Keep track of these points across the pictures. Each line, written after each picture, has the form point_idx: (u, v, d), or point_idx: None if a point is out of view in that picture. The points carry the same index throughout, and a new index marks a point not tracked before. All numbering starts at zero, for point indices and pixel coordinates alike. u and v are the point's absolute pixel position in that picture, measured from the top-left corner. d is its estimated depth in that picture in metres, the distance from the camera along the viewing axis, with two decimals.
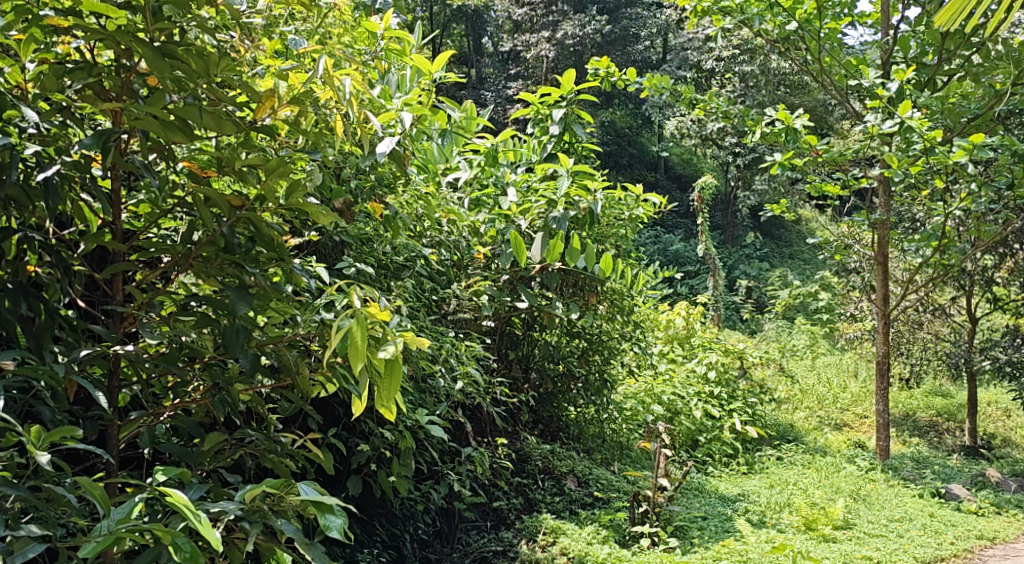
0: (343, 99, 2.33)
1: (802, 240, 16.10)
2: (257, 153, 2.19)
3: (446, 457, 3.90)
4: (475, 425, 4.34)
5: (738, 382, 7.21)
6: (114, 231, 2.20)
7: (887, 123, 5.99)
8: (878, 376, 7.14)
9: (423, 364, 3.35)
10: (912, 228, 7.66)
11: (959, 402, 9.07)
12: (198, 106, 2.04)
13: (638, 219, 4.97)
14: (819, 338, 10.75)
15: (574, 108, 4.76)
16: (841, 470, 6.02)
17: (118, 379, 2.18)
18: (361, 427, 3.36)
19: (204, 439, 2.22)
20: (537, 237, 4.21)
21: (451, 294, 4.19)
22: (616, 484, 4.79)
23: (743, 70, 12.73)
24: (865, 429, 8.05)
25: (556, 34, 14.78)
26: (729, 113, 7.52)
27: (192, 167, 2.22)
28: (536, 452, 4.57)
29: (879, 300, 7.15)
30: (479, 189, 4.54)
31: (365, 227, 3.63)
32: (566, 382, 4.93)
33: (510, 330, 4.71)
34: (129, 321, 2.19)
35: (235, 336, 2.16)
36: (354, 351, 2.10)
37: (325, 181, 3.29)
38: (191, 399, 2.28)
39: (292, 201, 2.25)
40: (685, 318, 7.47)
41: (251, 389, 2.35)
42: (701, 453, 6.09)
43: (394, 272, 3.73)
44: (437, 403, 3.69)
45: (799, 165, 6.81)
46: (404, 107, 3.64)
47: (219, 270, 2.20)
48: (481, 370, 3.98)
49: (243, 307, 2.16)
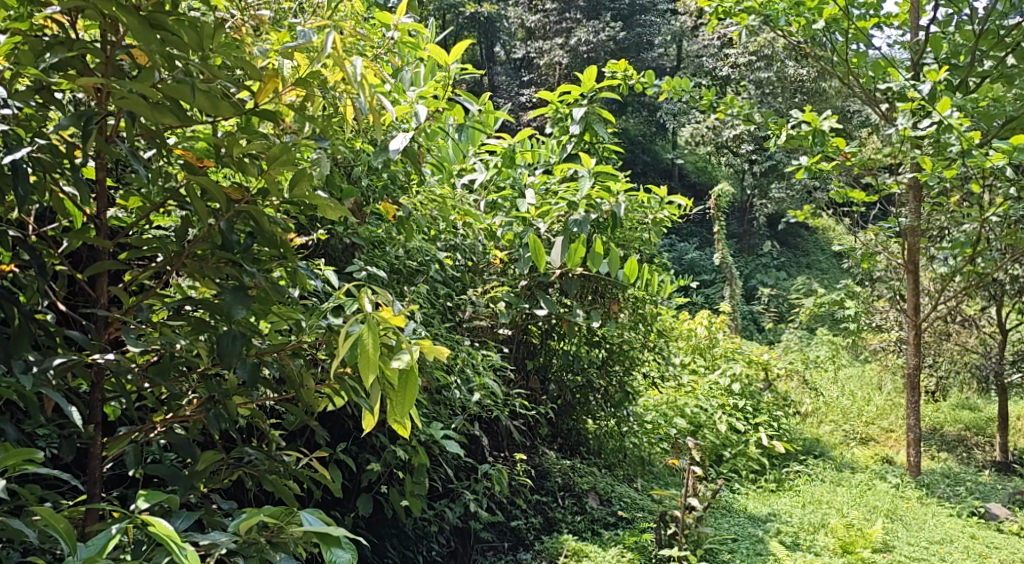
0: (354, 82, 2.04)
1: (821, 250, 15.85)
2: (258, 139, 1.93)
3: (461, 474, 3.67)
4: (491, 439, 4.10)
5: (763, 394, 6.93)
6: (98, 226, 1.96)
7: (925, 122, 5.75)
8: (908, 389, 6.89)
9: (438, 374, 3.14)
10: (940, 236, 7.40)
11: (988, 416, 8.80)
12: (190, 84, 1.78)
13: (663, 222, 4.72)
14: (840, 349, 10.50)
15: (595, 107, 4.48)
16: (874, 487, 5.77)
17: (100, 392, 1.94)
18: (373, 442, 3.11)
19: (200, 457, 1.98)
20: (557, 242, 3.99)
21: (467, 301, 3.98)
22: (640, 503, 4.55)
23: (760, 77, 12.47)
24: (892, 443, 7.79)
25: (569, 41, 14.50)
26: (751, 116, 7.24)
27: (186, 157, 1.97)
28: (556, 468, 4.33)
29: (909, 310, 6.93)
30: (495, 191, 4.32)
31: (376, 229, 3.42)
32: (585, 393, 4.68)
33: (527, 339, 4.48)
34: (115, 327, 1.95)
35: (231, 344, 1.91)
36: (365, 362, 1.87)
37: (335, 180, 3.08)
38: (182, 414, 2.04)
39: (296, 193, 1.99)
40: (708, 327, 7.28)
41: (251, 403, 2.11)
42: (727, 469, 5.85)
43: (407, 277, 3.51)
44: (452, 416, 3.46)
45: (828, 169, 6.56)
46: (419, 100, 3.45)
47: (215, 270, 1.95)
48: (498, 381, 3.75)
49: (241, 312, 1.91)
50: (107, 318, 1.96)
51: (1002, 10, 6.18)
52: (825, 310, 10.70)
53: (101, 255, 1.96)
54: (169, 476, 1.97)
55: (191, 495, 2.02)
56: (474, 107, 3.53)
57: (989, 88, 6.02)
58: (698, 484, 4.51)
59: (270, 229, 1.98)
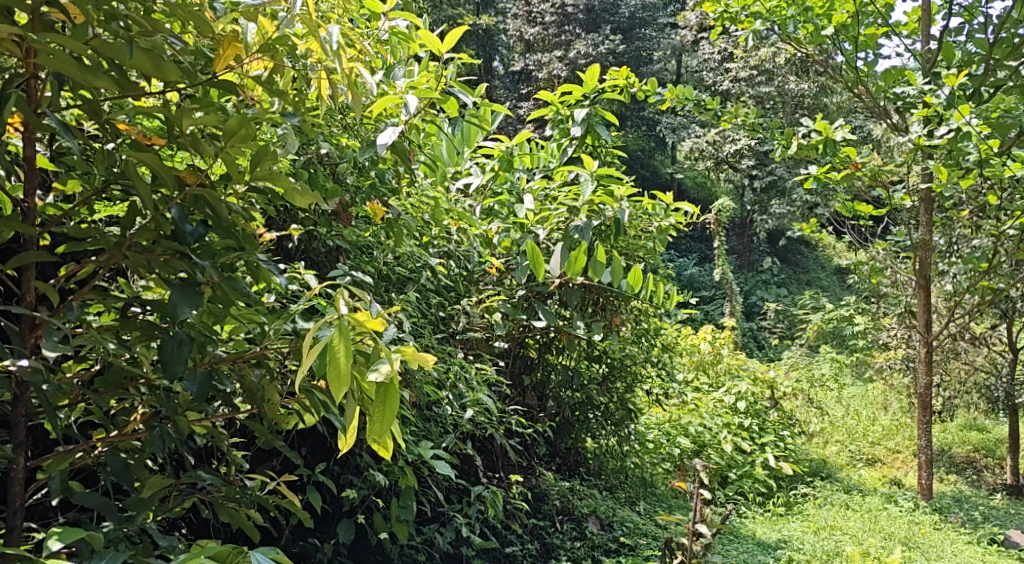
0: (329, 53, 1.76)
1: (822, 267, 15.58)
2: (213, 111, 1.66)
3: (453, 496, 3.39)
4: (484, 458, 3.81)
5: (770, 413, 6.64)
6: (26, 213, 1.68)
7: (943, 130, 5.45)
8: (920, 409, 6.60)
9: (428, 388, 2.87)
10: (949, 252, 7.13)
11: (997, 437, 8.52)
12: (128, 40, 1.53)
13: (669, 230, 4.45)
14: (844, 367, 10.21)
15: (599, 108, 4.16)
16: (885, 511, 5.47)
17: (25, 406, 1.67)
18: (354, 462, 2.82)
19: (146, 482, 1.75)
20: (557, 248, 3.74)
21: (460, 311, 3.71)
22: (643, 528, 4.26)
23: (759, 91, 12.17)
24: (900, 464, 7.51)
25: (568, 54, 14.23)
26: (757, 125, 6.89)
27: (131, 134, 1.70)
28: (555, 491, 4.02)
29: (921, 327, 6.64)
30: (491, 197, 4.07)
31: (363, 234, 3.17)
32: (585, 411, 4.37)
33: (524, 353, 4.19)
34: (42, 330, 1.66)
35: (177, 350, 1.64)
36: (335, 374, 1.60)
37: (317, 179, 2.86)
38: (125, 434, 1.77)
39: (258, 174, 1.72)
40: (712, 344, 7.07)
41: (206, 420, 1.83)
42: (733, 492, 5.55)
43: (396, 285, 3.24)
44: (443, 435, 3.18)
45: (838, 180, 6.26)
46: (409, 91, 3.15)
47: (164, 264, 1.67)
48: (493, 396, 3.47)
49: (189, 312, 1.64)
50: (32, 320, 1.68)
51: (1017, 17, 5.89)
52: (830, 326, 10.40)
53: (29, 246, 1.69)
54: (102, 507, 1.69)
55: (130, 527, 1.74)
56: (470, 98, 3.17)
57: (1002, 98, 5.76)
58: (705, 509, 4.23)
59: (228, 217, 1.71)
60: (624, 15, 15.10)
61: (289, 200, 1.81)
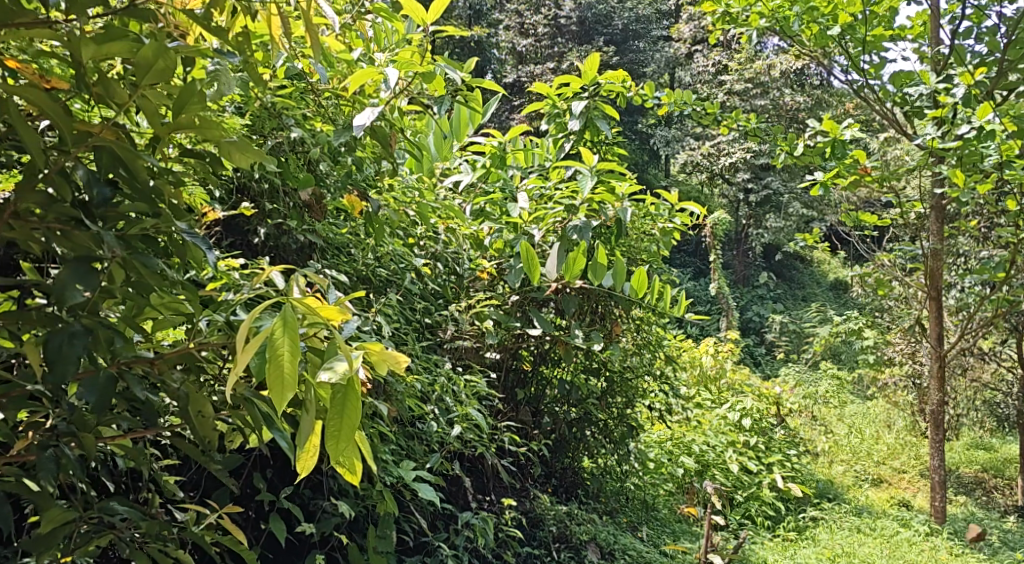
0: None
1: (817, 284, 15.22)
2: (121, 41, 1.37)
3: (440, 522, 3.03)
4: (474, 480, 3.43)
5: (775, 431, 6.26)
6: None
7: (962, 130, 4.89)
8: (932, 428, 6.19)
9: (410, 403, 2.53)
10: (959, 262, 6.76)
11: (1006, 456, 8.15)
12: None
13: (673, 233, 4.07)
14: (846, 383, 9.83)
15: (598, 101, 3.78)
16: (903, 537, 5.09)
17: None
18: (326, 485, 2.46)
19: (43, 516, 1.48)
20: (554, 249, 3.37)
21: (448, 318, 3.34)
22: (646, 557, 3.89)
23: (754, 105, 11.58)
24: (907, 485, 7.15)
25: (562, 64, 13.82)
26: (759, 130, 6.46)
27: (28, 76, 1.39)
28: (551, 516, 3.65)
29: (931, 340, 6.23)
30: (483, 197, 3.69)
31: (339, 231, 2.83)
32: (583, 428, 3.99)
33: (517, 366, 3.79)
34: None
35: (67, 347, 1.36)
36: (278, 381, 1.32)
37: (289, 169, 2.61)
38: (11, 456, 1.47)
39: (182, 119, 1.42)
40: (714, 357, 6.75)
41: (119, 436, 1.54)
42: (739, 515, 5.17)
43: (377, 287, 2.88)
44: (427, 455, 2.82)
45: (847, 186, 5.73)
46: (390, 64, 2.73)
47: (62, 238, 1.38)
48: (484, 411, 3.10)
49: (80, 295, 1.35)
50: None
51: None
52: (834, 341, 10.05)
53: None
54: None
55: None
56: (459, 76, 2.68)
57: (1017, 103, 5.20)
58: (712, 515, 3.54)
59: (144, 180, 1.42)
60: (617, 26, 14.60)
61: (224, 153, 1.51)
